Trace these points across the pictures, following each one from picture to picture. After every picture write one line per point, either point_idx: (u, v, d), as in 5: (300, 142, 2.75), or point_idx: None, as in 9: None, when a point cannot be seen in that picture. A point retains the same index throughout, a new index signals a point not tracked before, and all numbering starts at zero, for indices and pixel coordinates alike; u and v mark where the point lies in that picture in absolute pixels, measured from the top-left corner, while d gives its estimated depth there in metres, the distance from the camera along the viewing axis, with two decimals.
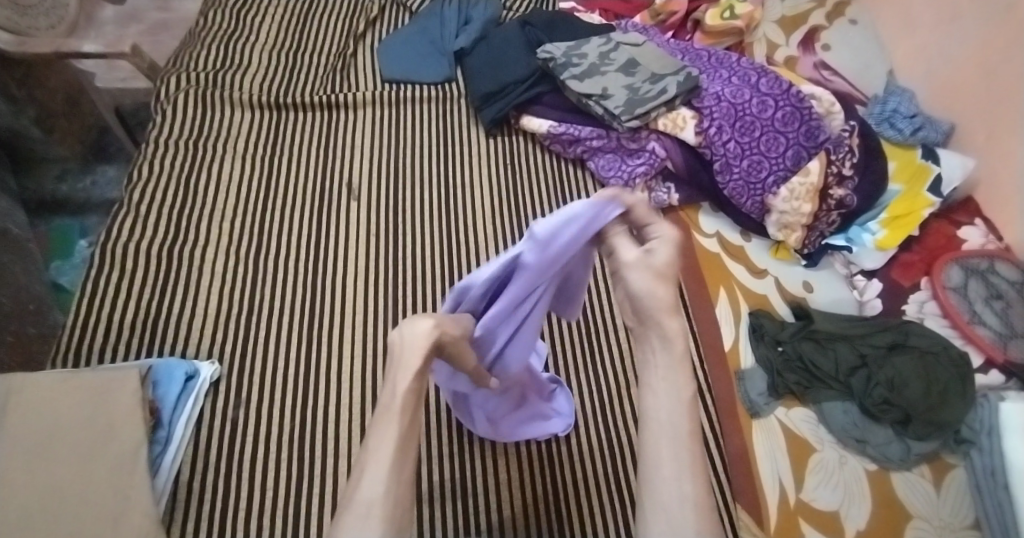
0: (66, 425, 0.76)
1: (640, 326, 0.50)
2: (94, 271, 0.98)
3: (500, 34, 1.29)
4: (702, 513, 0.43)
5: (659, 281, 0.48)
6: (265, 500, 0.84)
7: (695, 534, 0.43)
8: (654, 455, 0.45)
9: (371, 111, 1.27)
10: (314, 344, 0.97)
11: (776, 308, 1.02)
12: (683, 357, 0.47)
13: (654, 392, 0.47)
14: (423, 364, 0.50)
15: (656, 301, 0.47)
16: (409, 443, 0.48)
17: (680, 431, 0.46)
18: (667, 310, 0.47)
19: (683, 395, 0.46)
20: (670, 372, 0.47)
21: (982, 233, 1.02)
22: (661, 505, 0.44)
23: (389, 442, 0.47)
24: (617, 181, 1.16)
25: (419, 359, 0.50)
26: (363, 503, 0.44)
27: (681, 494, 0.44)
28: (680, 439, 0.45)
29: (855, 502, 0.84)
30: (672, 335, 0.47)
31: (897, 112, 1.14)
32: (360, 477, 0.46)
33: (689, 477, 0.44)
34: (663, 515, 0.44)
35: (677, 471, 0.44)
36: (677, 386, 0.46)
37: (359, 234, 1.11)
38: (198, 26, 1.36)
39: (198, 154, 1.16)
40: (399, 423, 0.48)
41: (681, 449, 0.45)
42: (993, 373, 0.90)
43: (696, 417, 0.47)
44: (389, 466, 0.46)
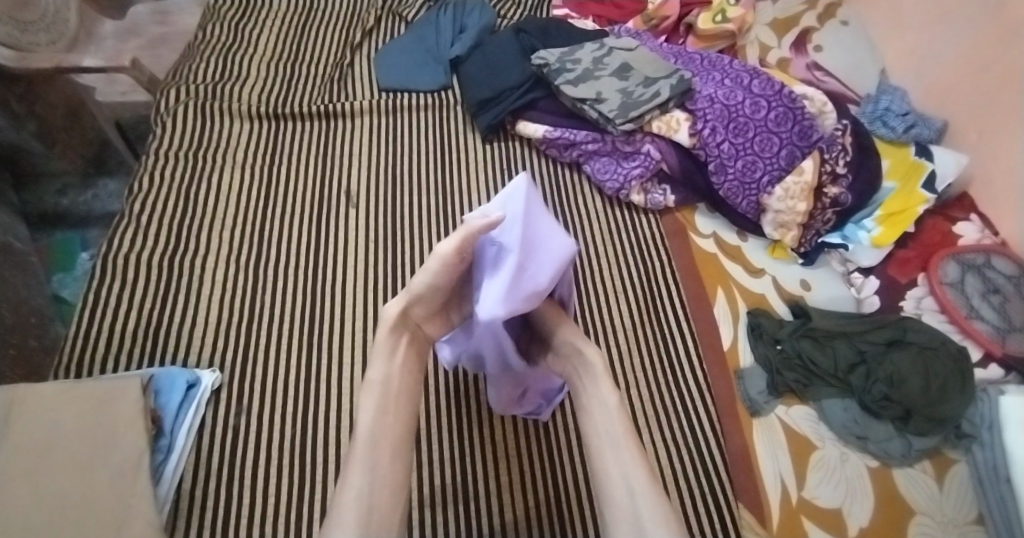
0: (67, 435, 0.77)
1: (575, 369, 0.69)
2: (95, 283, 0.98)
3: (494, 42, 1.30)
4: (648, 487, 0.60)
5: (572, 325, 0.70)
6: (267, 507, 0.84)
7: (649, 519, 0.58)
8: (603, 461, 0.63)
9: (368, 119, 1.28)
10: (314, 351, 0.98)
11: (774, 307, 1.03)
12: (603, 377, 0.66)
13: (592, 415, 0.65)
14: (387, 353, 0.64)
15: (576, 340, 0.68)
16: (379, 447, 0.60)
17: (617, 436, 0.63)
18: (579, 343, 0.68)
19: (610, 405, 0.64)
20: (596, 392, 0.66)
21: (978, 229, 1.02)
22: (618, 501, 0.60)
23: (361, 449, 0.59)
24: (613, 184, 1.17)
25: (385, 338, 0.64)
26: (340, 504, 0.56)
27: (629, 478, 0.60)
28: (617, 441, 0.63)
29: (858, 499, 0.84)
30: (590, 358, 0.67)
31: (890, 110, 1.15)
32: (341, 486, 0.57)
33: (632, 471, 0.61)
34: (621, 509, 0.59)
35: (620, 464, 0.61)
36: (604, 401, 0.65)
37: (358, 241, 1.12)
38: (197, 39, 1.38)
39: (197, 165, 1.17)
40: (367, 430, 0.60)
41: (620, 448, 0.62)
42: (992, 367, 0.90)
43: (625, 420, 0.64)
44: (361, 469, 0.58)
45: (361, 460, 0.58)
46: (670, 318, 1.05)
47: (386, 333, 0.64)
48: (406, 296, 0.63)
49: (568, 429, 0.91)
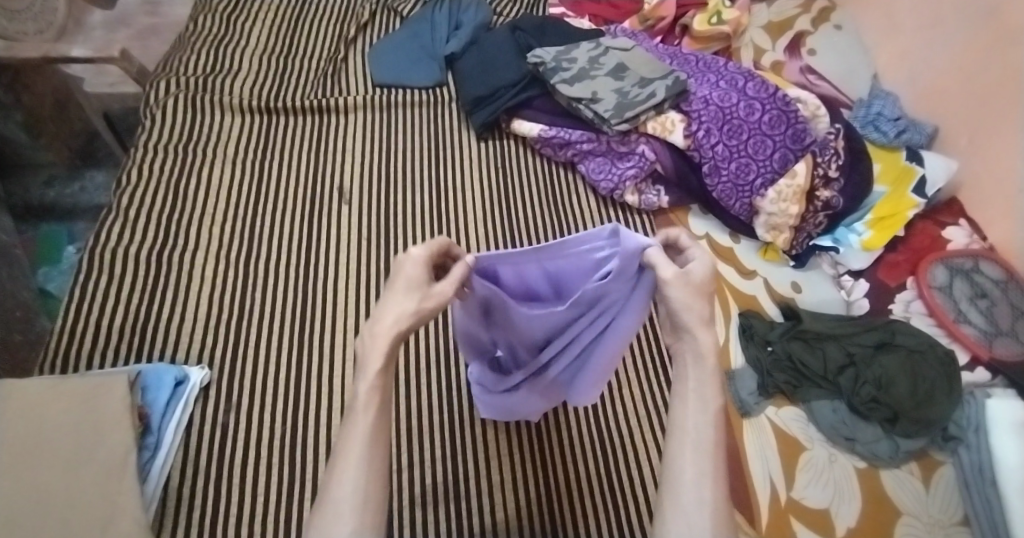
0: (53, 431, 0.76)
1: (678, 343, 0.56)
2: (81, 277, 0.97)
3: (490, 39, 1.30)
4: (719, 512, 0.49)
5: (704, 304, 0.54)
6: (255, 507, 0.83)
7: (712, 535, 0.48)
8: (677, 457, 0.51)
9: (361, 115, 1.27)
10: (305, 349, 0.97)
11: (765, 309, 1.04)
12: (713, 372, 0.53)
13: (684, 403, 0.53)
14: (385, 365, 0.50)
15: (698, 321, 0.53)
16: (380, 441, 0.49)
17: (704, 438, 0.51)
18: (698, 324, 0.53)
19: (710, 408, 0.52)
20: (699, 386, 0.53)
21: (967, 234, 1.03)
22: (680, 502, 0.50)
23: (357, 442, 0.48)
24: (607, 184, 1.17)
25: (381, 362, 0.49)
26: (335, 503, 0.47)
27: (701, 500, 0.49)
28: (702, 447, 0.51)
29: (845, 500, 0.85)
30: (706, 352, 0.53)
31: (881, 115, 1.16)
32: (333, 475, 0.48)
33: (708, 483, 0.50)
34: (680, 511, 0.49)
35: (699, 476, 0.50)
36: (706, 400, 0.53)
37: (350, 237, 1.11)
38: (188, 31, 1.36)
39: (187, 158, 1.16)
40: (369, 422, 0.49)
41: (702, 455, 0.51)
42: (979, 371, 0.91)
43: (719, 427, 0.52)
44: (360, 464, 0.48)
45: (357, 457, 0.48)
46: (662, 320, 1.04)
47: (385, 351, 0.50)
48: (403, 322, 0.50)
49: (559, 428, 0.91)
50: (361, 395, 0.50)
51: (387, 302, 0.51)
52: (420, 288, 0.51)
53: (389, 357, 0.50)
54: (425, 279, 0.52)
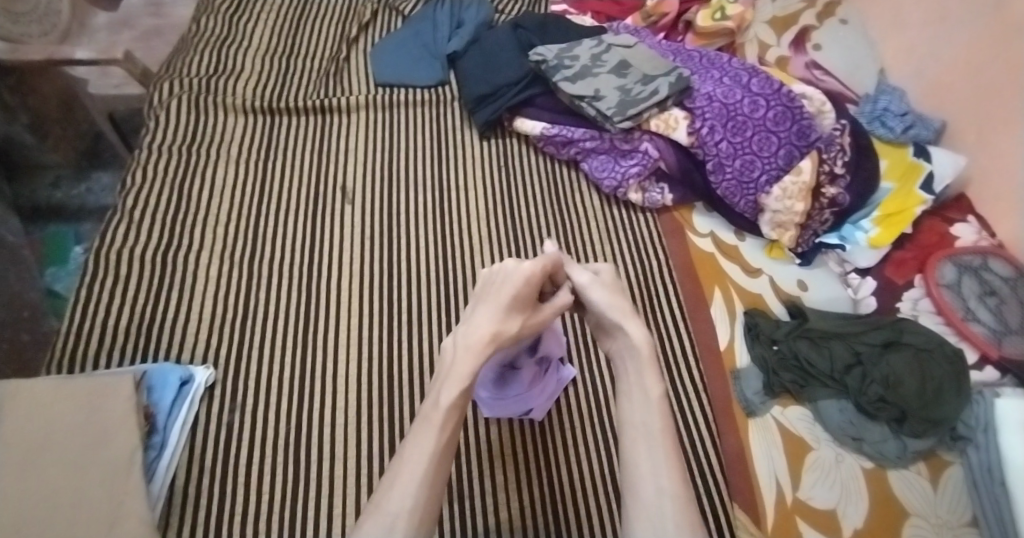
0: (60, 430, 0.76)
1: (619, 344, 0.68)
2: (87, 277, 0.97)
3: (492, 38, 1.29)
4: (676, 495, 0.57)
5: (625, 304, 0.68)
6: (260, 505, 0.83)
7: (673, 517, 0.55)
8: (635, 453, 0.60)
9: (365, 114, 1.27)
10: (308, 349, 0.97)
11: (771, 307, 1.02)
12: (648, 363, 0.65)
13: (632, 401, 0.64)
14: (466, 385, 0.62)
15: (624, 319, 0.67)
16: (440, 465, 0.59)
17: (654, 430, 0.61)
18: (622, 318, 0.67)
19: (651, 399, 0.63)
20: (640, 381, 0.64)
21: (975, 231, 1.01)
22: (642, 491, 0.58)
23: (424, 455, 0.58)
24: (610, 181, 1.16)
25: (472, 373, 0.62)
26: (389, 513, 0.55)
27: (657, 484, 0.58)
28: (652, 436, 0.60)
29: (852, 500, 0.84)
30: (638, 347, 0.65)
31: (888, 110, 1.14)
32: (396, 485, 0.56)
33: (663, 470, 0.58)
34: (642, 500, 0.57)
35: (653, 465, 0.59)
36: (647, 393, 0.63)
37: (353, 236, 1.11)
38: (191, 32, 1.36)
39: (191, 159, 1.16)
40: (435, 446, 0.59)
41: (655, 444, 0.60)
42: (988, 369, 0.90)
43: (665, 417, 0.62)
44: (419, 483, 0.57)
45: (417, 468, 0.57)
46: (667, 322, 1.03)
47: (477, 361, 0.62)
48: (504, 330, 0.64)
49: (563, 428, 0.91)
50: (440, 412, 0.61)
51: (491, 313, 0.64)
52: (522, 310, 0.66)
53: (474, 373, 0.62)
54: (525, 300, 0.66)
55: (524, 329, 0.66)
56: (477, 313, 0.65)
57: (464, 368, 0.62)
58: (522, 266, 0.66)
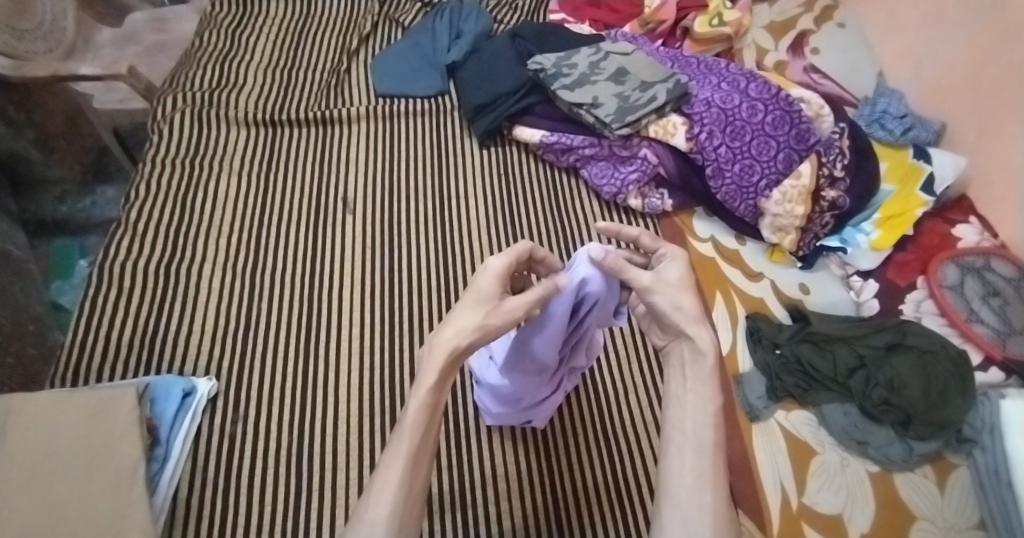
0: (63, 444, 0.77)
1: (676, 342, 0.62)
2: (91, 290, 0.98)
3: (491, 47, 1.30)
4: (718, 512, 0.54)
5: (692, 302, 0.60)
6: (265, 515, 0.83)
7: (710, 529, 0.53)
8: (679, 460, 0.56)
9: (366, 125, 1.28)
10: (311, 359, 0.97)
11: (773, 311, 1.02)
12: (712, 371, 0.59)
13: (685, 407, 0.59)
14: (438, 384, 0.57)
15: (690, 322, 0.59)
16: (418, 466, 0.56)
17: (703, 441, 0.57)
18: (692, 323, 0.59)
19: (708, 410, 0.58)
20: (697, 390, 0.59)
21: (977, 232, 1.01)
22: (682, 501, 0.55)
23: (400, 458, 0.55)
24: (610, 188, 1.16)
25: (436, 376, 0.56)
26: (370, 520, 0.52)
27: (701, 500, 0.55)
28: (702, 449, 0.56)
29: (858, 504, 0.83)
30: (705, 354, 0.59)
31: (887, 113, 1.15)
32: (374, 491, 0.54)
33: (708, 486, 0.55)
34: (681, 510, 0.55)
35: (699, 477, 0.55)
36: (703, 403, 0.58)
37: (355, 246, 1.12)
38: (194, 46, 1.38)
39: (194, 172, 1.17)
40: (412, 445, 0.55)
41: (703, 458, 0.56)
42: (993, 371, 0.89)
43: (718, 429, 0.57)
44: (398, 487, 0.54)
45: (396, 472, 0.54)
46: None
47: (441, 361, 0.56)
48: (463, 328, 0.56)
49: (565, 434, 0.91)
50: (410, 415, 0.57)
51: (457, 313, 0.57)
52: (489, 304, 0.57)
53: (442, 372, 0.57)
54: (493, 293, 0.58)
55: (484, 327, 0.57)
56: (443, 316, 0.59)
57: (429, 369, 0.56)
58: (494, 262, 0.59)
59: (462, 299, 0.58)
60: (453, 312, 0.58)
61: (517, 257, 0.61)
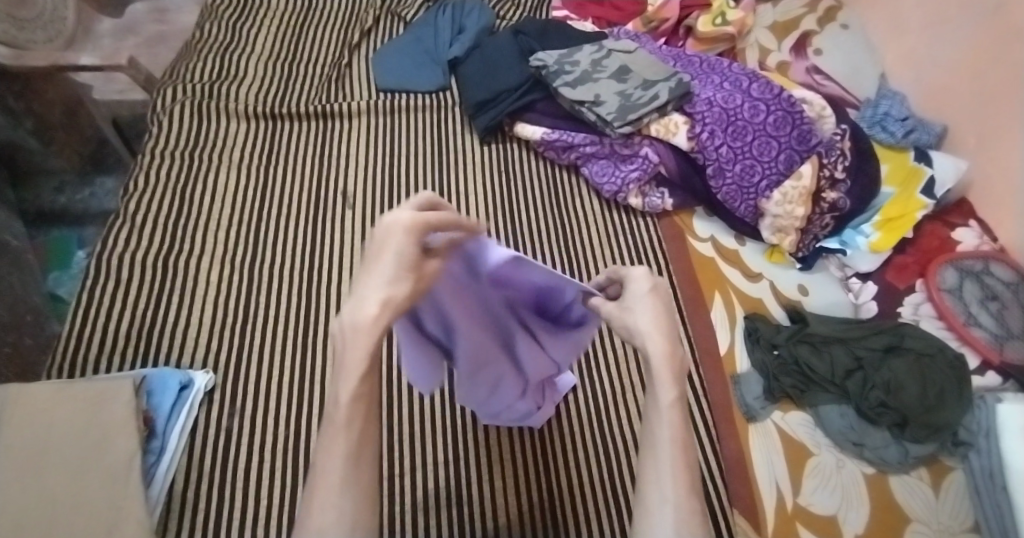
0: (58, 436, 0.76)
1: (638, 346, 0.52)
2: (89, 282, 0.98)
3: (493, 43, 1.30)
4: (683, 509, 0.46)
5: (647, 312, 0.50)
6: (260, 509, 0.83)
7: (674, 525, 0.45)
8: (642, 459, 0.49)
9: (366, 119, 1.28)
10: (308, 352, 0.97)
11: (771, 312, 1.02)
12: (665, 364, 0.48)
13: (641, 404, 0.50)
14: (369, 370, 0.46)
15: (645, 331, 0.50)
16: (363, 459, 0.47)
17: (661, 438, 0.48)
18: (649, 334, 0.49)
19: (662, 406, 0.48)
20: (650, 386, 0.49)
21: (976, 235, 1.02)
22: (647, 503, 0.47)
23: (336, 463, 0.46)
24: (611, 186, 1.16)
25: (366, 363, 0.45)
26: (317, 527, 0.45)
27: (665, 502, 0.46)
28: (660, 446, 0.48)
29: (853, 505, 0.84)
30: (652, 353, 0.49)
31: (889, 115, 1.14)
32: (314, 505, 0.45)
33: (668, 483, 0.47)
34: (646, 510, 0.47)
35: (660, 478, 0.47)
36: (656, 399, 0.49)
37: (353, 240, 1.11)
38: (195, 38, 1.37)
39: (194, 164, 1.17)
40: (348, 442, 0.46)
41: (663, 456, 0.48)
42: (990, 375, 0.89)
43: (676, 423, 0.48)
44: (341, 491, 0.46)
45: (336, 477, 0.46)
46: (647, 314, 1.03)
47: (369, 347, 0.45)
48: (392, 302, 0.45)
49: (562, 432, 0.91)
50: (341, 411, 0.47)
51: (375, 281, 0.44)
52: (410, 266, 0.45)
53: (372, 355, 0.46)
54: (415, 257, 0.45)
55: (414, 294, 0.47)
56: (359, 289, 0.45)
57: (357, 355, 0.45)
58: (400, 215, 0.45)
59: (382, 265, 0.44)
60: (374, 278, 0.44)
61: (443, 214, 0.47)
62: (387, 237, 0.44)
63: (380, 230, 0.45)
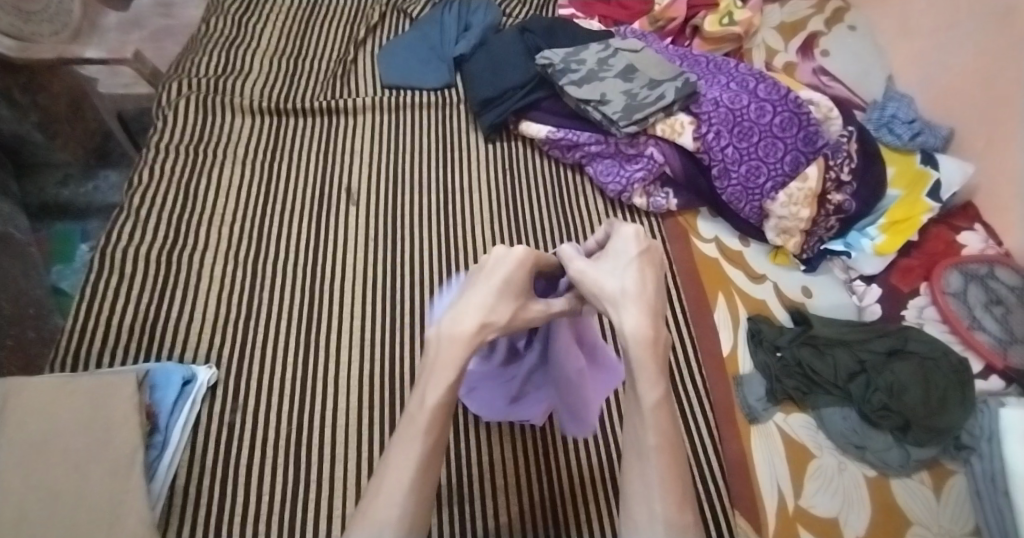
0: (61, 431, 0.76)
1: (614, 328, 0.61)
2: (93, 276, 0.98)
3: (499, 41, 1.30)
4: (668, 509, 0.53)
5: (620, 284, 0.60)
6: (261, 505, 0.83)
7: (662, 525, 0.52)
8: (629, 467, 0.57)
9: (371, 116, 1.28)
10: (311, 349, 0.97)
11: (775, 313, 1.02)
12: (646, 366, 0.57)
13: (629, 414, 0.58)
14: (453, 383, 0.58)
15: (619, 305, 0.59)
16: (428, 465, 0.56)
17: (645, 445, 0.56)
18: (619, 308, 0.59)
19: (645, 411, 0.56)
20: (633, 389, 0.58)
21: (982, 239, 1.01)
22: (632, 500, 0.55)
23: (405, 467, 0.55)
24: (615, 186, 1.16)
25: (454, 373, 0.58)
26: (376, 521, 0.52)
27: (650, 500, 0.54)
28: (644, 452, 0.56)
29: (854, 508, 0.84)
30: (630, 336, 0.58)
31: (896, 117, 1.14)
32: (380, 494, 0.54)
33: (655, 487, 0.54)
34: (632, 508, 0.55)
35: (644, 478, 0.55)
36: (640, 404, 0.57)
37: (357, 237, 1.11)
38: (201, 32, 1.37)
39: (199, 159, 1.17)
40: (420, 447, 0.56)
41: (649, 462, 0.56)
42: (993, 379, 0.89)
43: (660, 431, 0.56)
44: (405, 491, 0.54)
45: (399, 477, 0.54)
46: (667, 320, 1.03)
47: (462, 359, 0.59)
48: (489, 322, 0.59)
49: (564, 432, 0.91)
50: (422, 417, 0.57)
51: (479, 303, 0.59)
52: (511, 297, 0.60)
53: (461, 370, 0.58)
54: (518, 290, 0.61)
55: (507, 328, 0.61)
56: (462, 303, 0.60)
57: (449, 365, 0.58)
58: (515, 251, 0.62)
59: (491, 292, 0.60)
60: (481, 297, 0.60)
61: (536, 256, 0.64)
62: (498, 265, 0.61)
63: (494, 256, 0.63)
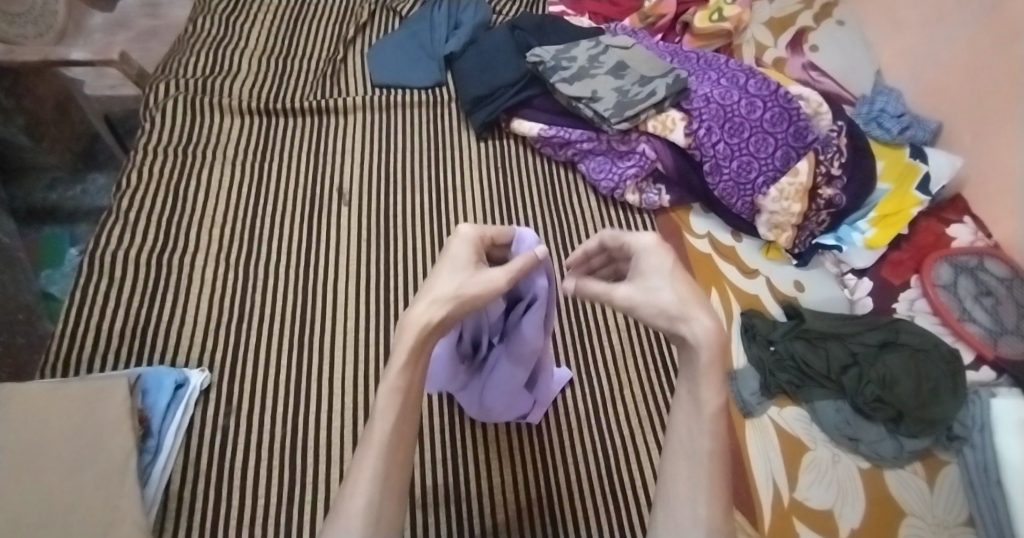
0: (52, 437, 0.76)
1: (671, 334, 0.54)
2: (82, 280, 0.97)
3: (489, 39, 1.30)
4: (713, 525, 0.48)
5: (674, 292, 0.52)
6: (257, 508, 0.83)
7: (703, 530, 0.48)
8: (673, 472, 0.51)
9: (361, 115, 1.27)
10: (305, 350, 0.97)
11: (768, 308, 1.03)
12: (709, 370, 0.51)
13: (681, 414, 0.53)
14: (412, 363, 0.53)
15: (679, 313, 0.52)
16: (397, 455, 0.52)
17: (698, 449, 0.51)
18: (678, 319, 0.52)
19: (704, 413, 0.51)
20: (693, 390, 0.52)
21: (971, 231, 1.02)
22: (674, 508, 0.50)
23: (373, 452, 0.51)
24: (608, 183, 1.16)
25: (406, 355, 0.52)
26: (348, 514, 0.49)
27: (694, 509, 0.49)
28: (696, 458, 0.50)
29: (849, 500, 0.84)
30: (696, 347, 0.51)
31: (885, 111, 1.15)
32: (348, 486, 0.50)
33: (702, 497, 0.49)
34: (671, 515, 0.50)
35: (692, 488, 0.50)
36: (699, 404, 0.51)
37: (350, 236, 1.11)
38: (188, 32, 1.36)
39: (187, 160, 1.16)
40: (386, 434, 0.52)
41: (699, 468, 0.50)
42: (984, 370, 0.90)
43: (717, 436, 0.51)
44: (372, 479, 0.50)
45: (372, 465, 0.51)
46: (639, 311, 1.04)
47: (411, 342, 0.53)
48: (439, 302, 0.53)
49: (560, 430, 0.91)
50: (381, 401, 0.53)
51: (429, 282, 0.55)
52: (465, 271, 0.55)
53: (415, 350, 0.53)
54: (470, 260, 0.56)
55: (459, 298, 0.53)
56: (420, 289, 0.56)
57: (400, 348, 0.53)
58: (467, 230, 0.59)
59: (439, 267, 0.56)
60: (434, 274, 0.55)
61: (494, 232, 0.62)
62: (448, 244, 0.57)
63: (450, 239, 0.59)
